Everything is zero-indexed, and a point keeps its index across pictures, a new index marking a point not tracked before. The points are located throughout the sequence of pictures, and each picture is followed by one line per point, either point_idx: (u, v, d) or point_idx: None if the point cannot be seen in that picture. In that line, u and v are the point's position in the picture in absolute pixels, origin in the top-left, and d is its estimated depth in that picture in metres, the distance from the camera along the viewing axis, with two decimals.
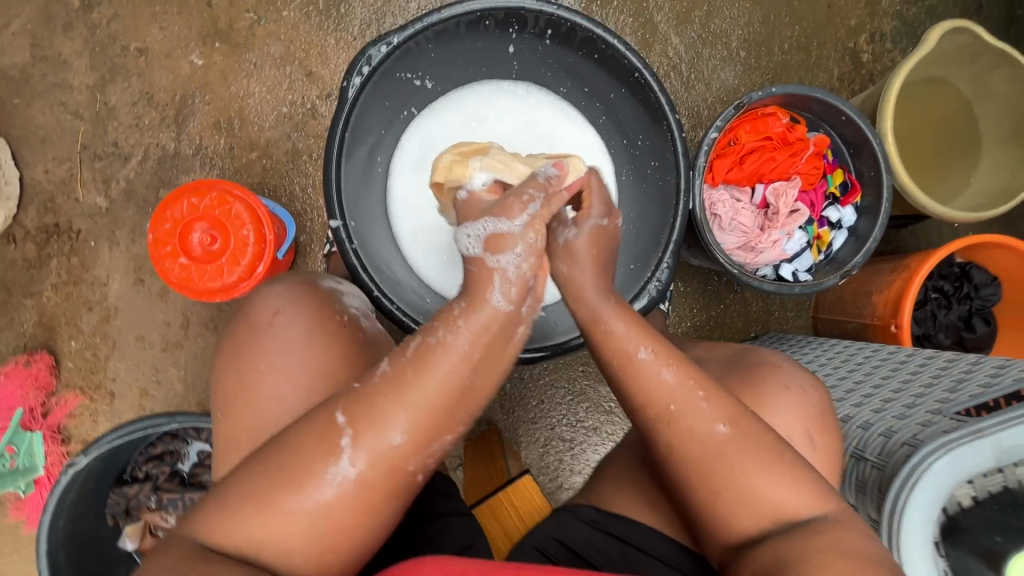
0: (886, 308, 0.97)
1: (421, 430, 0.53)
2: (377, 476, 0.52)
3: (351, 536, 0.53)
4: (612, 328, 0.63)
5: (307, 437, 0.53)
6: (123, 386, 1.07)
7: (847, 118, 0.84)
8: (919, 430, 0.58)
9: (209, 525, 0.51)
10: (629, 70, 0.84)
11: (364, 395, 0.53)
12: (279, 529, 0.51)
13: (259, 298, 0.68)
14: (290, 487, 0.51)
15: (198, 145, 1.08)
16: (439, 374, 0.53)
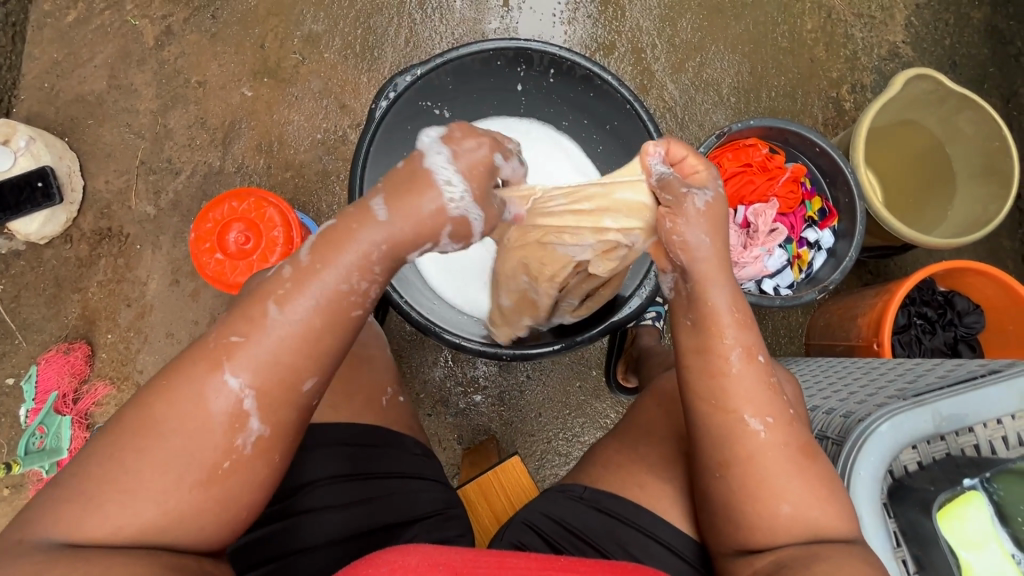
0: (868, 329, 1.01)
1: (306, 366, 0.51)
2: (280, 424, 0.51)
3: (255, 489, 0.51)
4: (723, 319, 0.59)
5: (184, 400, 0.49)
6: (149, 379, 1.15)
7: (821, 149, 0.94)
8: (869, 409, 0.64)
9: (86, 513, 0.46)
10: (622, 101, 0.96)
11: (248, 341, 0.50)
12: (168, 501, 0.47)
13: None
14: (178, 457, 0.48)
15: (240, 164, 1.22)
16: (336, 302, 0.52)
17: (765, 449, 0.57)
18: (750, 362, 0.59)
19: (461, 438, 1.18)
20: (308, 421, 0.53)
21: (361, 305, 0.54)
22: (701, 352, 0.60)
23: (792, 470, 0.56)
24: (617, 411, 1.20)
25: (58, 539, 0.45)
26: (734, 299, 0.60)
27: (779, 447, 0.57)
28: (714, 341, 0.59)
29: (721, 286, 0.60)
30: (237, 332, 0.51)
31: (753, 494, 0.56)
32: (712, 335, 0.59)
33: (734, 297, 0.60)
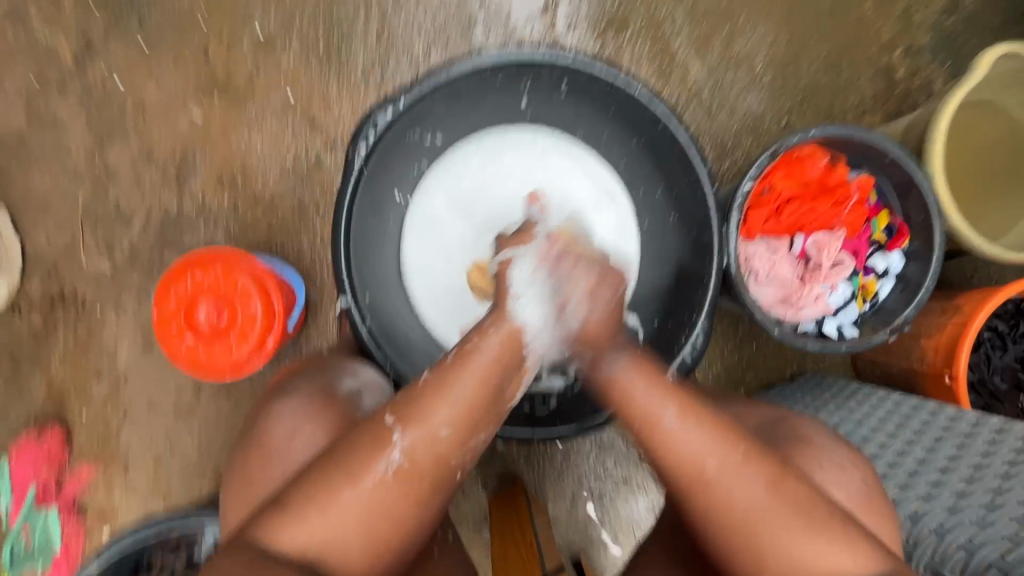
0: (938, 354, 0.89)
1: (463, 423, 0.54)
2: (423, 467, 0.53)
3: (400, 525, 0.53)
4: (636, 398, 0.58)
5: (360, 441, 0.53)
6: (136, 457, 1.03)
7: (892, 159, 0.78)
8: (976, 533, 0.56)
9: (280, 524, 0.50)
10: (654, 119, 0.77)
11: (409, 397, 0.55)
12: (337, 525, 0.51)
13: (273, 413, 0.66)
14: (347, 481, 0.52)
15: (202, 204, 1.04)
16: (481, 373, 0.56)
17: (762, 525, 0.53)
18: (684, 421, 0.56)
19: (487, 485, 1.09)
20: (445, 472, 0.55)
21: (497, 381, 0.56)
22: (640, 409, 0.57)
23: (817, 544, 0.52)
24: None
25: (258, 549, 0.49)
26: (633, 368, 0.59)
27: (778, 511, 0.53)
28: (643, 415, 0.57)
29: (637, 379, 0.58)
30: (403, 392, 0.56)
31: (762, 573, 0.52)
32: (623, 410, 0.58)
33: (634, 364, 0.60)
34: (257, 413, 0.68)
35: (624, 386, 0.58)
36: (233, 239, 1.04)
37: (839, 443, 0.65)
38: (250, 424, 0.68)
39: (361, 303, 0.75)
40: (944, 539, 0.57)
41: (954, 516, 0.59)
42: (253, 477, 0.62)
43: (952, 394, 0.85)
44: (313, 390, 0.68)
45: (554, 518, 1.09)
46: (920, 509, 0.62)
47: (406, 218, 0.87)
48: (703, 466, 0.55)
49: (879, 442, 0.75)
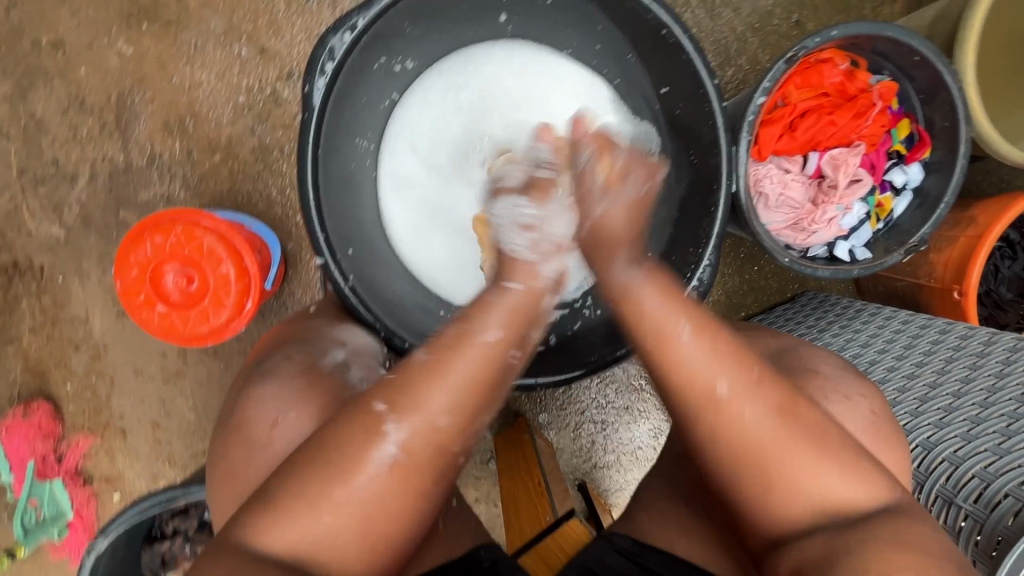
0: (947, 269, 0.86)
1: (463, 410, 0.50)
2: (423, 454, 0.49)
3: (395, 528, 0.50)
4: (647, 303, 0.54)
5: (351, 430, 0.48)
6: (133, 422, 1.01)
7: (921, 58, 0.69)
8: (991, 461, 0.56)
9: (251, 523, 0.47)
10: (655, 27, 0.67)
11: (400, 380, 0.50)
12: (332, 524, 0.47)
13: (251, 401, 0.62)
14: (338, 479, 0.48)
15: (151, 154, 0.94)
16: (478, 354, 0.50)
17: (791, 474, 0.50)
18: (700, 338, 0.52)
19: (490, 423, 1.09)
20: (444, 461, 0.50)
21: (504, 354, 0.52)
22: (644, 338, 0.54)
23: (831, 480, 0.50)
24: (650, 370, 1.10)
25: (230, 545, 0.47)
26: (650, 278, 0.56)
27: (809, 459, 0.50)
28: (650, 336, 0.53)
29: (650, 290, 0.55)
30: (393, 371, 0.51)
31: (786, 515, 0.51)
32: (634, 326, 0.55)
33: (651, 276, 0.56)
34: (237, 396, 0.64)
35: (634, 303, 0.55)
36: (193, 191, 0.94)
37: (850, 374, 0.62)
38: (231, 411, 0.63)
39: (340, 258, 0.68)
40: (957, 467, 0.58)
41: (969, 443, 0.59)
42: (235, 460, 0.59)
43: (960, 308, 0.83)
44: (294, 371, 0.63)
45: (558, 448, 1.10)
46: (933, 437, 0.62)
47: (382, 155, 0.78)
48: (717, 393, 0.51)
49: (887, 363, 0.75)
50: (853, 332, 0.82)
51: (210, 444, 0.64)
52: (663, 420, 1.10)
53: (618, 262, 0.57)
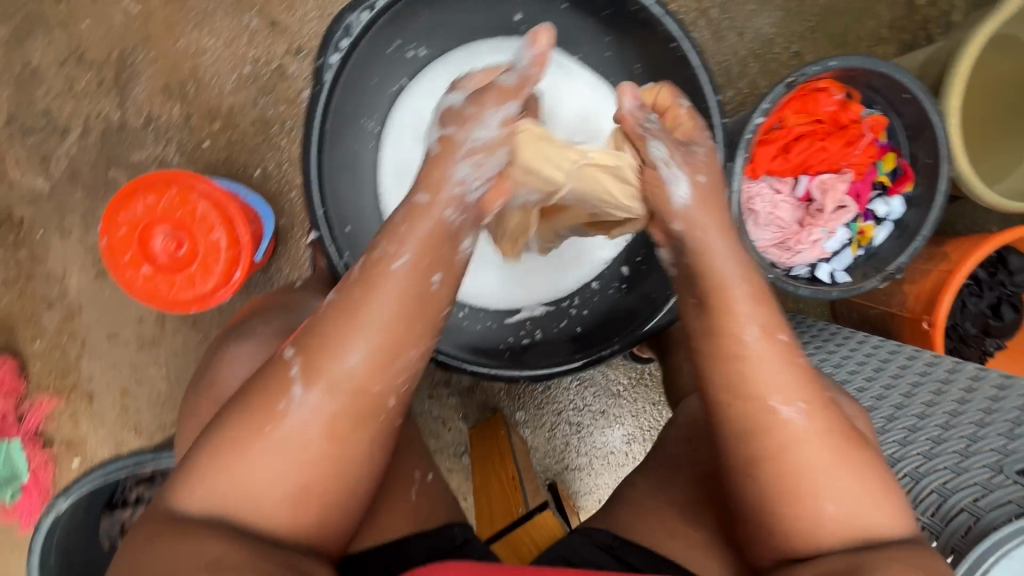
0: (919, 300, 0.89)
1: (380, 353, 0.48)
2: (339, 401, 0.47)
3: (326, 490, 0.47)
4: (733, 292, 0.54)
5: (261, 384, 0.48)
6: (101, 386, 0.98)
7: (911, 96, 0.73)
8: (948, 478, 0.57)
9: (189, 483, 0.46)
10: (665, 39, 0.69)
11: (312, 328, 0.49)
12: (250, 475, 0.45)
13: (227, 358, 0.62)
14: (252, 428, 0.46)
15: (147, 115, 0.92)
16: (393, 291, 0.49)
17: (806, 464, 0.50)
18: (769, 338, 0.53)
19: (467, 417, 1.09)
20: (364, 403, 0.48)
21: (424, 286, 0.50)
22: (711, 335, 0.54)
23: (838, 473, 0.50)
24: (629, 377, 1.11)
25: (178, 506, 0.45)
26: (742, 275, 0.55)
27: (821, 447, 0.50)
28: (725, 320, 0.54)
29: (741, 286, 0.54)
30: (308, 320, 0.51)
31: (799, 508, 0.50)
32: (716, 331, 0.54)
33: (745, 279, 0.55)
34: (214, 354, 0.65)
35: (721, 287, 0.55)
36: (187, 157, 0.93)
37: (826, 389, 0.63)
38: (207, 370, 0.63)
39: (337, 235, 0.68)
40: (918, 482, 0.59)
41: (930, 461, 0.60)
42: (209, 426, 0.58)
43: (928, 338, 0.86)
44: (270, 333, 0.63)
45: (532, 447, 1.11)
46: (897, 455, 0.64)
47: (386, 137, 0.78)
48: (782, 413, 0.51)
49: (858, 384, 0.77)
50: (827, 353, 0.85)
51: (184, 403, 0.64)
52: (638, 427, 1.11)
53: (716, 248, 0.56)
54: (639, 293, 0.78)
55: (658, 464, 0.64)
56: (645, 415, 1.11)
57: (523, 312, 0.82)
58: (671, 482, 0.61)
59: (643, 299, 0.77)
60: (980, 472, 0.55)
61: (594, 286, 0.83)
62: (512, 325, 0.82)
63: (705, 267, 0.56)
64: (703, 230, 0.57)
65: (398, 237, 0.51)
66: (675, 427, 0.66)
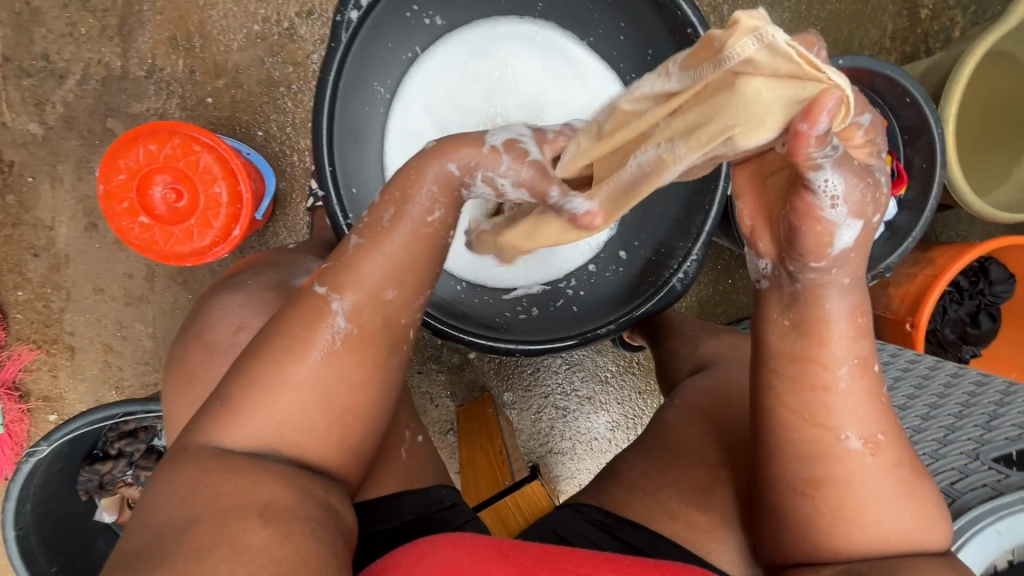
0: (903, 303, 0.92)
1: (407, 279, 0.49)
2: (372, 328, 0.47)
3: (359, 422, 0.47)
4: (834, 327, 0.45)
5: (290, 317, 0.47)
6: (84, 341, 0.96)
7: (912, 100, 0.76)
8: (927, 462, 0.59)
9: (228, 417, 0.44)
10: (681, 25, 0.70)
11: (338, 263, 0.48)
12: (291, 406, 0.44)
13: (216, 309, 0.61)
14: (289, 358, 0.45)
15: (150, 66, 0.91)
16: (413, 230, 0.49)
17: (861, 474, 0.45)
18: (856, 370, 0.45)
19: (454, 395, 1.09)
20: (394, 335, 0.48)
21: (445, 233, 0.50)
22: (796, 359, 0.46)
23: (891, 488, 0.46)
24: (617, 364, 1.12)
25: (211, 444, 0.44)
26: (847, 292, 0.44)
27: (887, 469, 0.46)
28: (816, 346, 0.45)
29: (840, 304, 0.44)
30: (329, 259, 0.49)
31: (843, 520, 0.46)
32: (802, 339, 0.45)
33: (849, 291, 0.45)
34: (201, 305, 0.64)
35: (816, 313, 0.45)
36: (189, 112, 0.91)
37: None
38: (193, 320, 0.63)
39: (343, 195, 0.68)
40: None
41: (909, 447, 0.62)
42: (200, 372, 0.57)
43: (910, 339, 0.89)
44: (260, 285, 0.63)
45: (517, 428, 1.11)
46: None
47: (395, 104, 0.78)
48: (844, 439, 0.46)
49: None
50: None
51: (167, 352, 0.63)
52: (623, 415, 1.12)
53: (839, 286, 0.44)
54: (636, 277, 0.80)
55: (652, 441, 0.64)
56: (631, 404, 1.12)
57: (521, 289, 0.83)
58: (660, 457, 0.60)
59: (641, 282, 0.78)
60: (956, 458, 0.57)
61: (590, 267, 0.84)
62: (509, 301, 0.82)
63: (812, 301, 0.44)
64: (837, 271, 0.43)
65: (414, 190, 0.49)
66: (668, 406, 0.66)
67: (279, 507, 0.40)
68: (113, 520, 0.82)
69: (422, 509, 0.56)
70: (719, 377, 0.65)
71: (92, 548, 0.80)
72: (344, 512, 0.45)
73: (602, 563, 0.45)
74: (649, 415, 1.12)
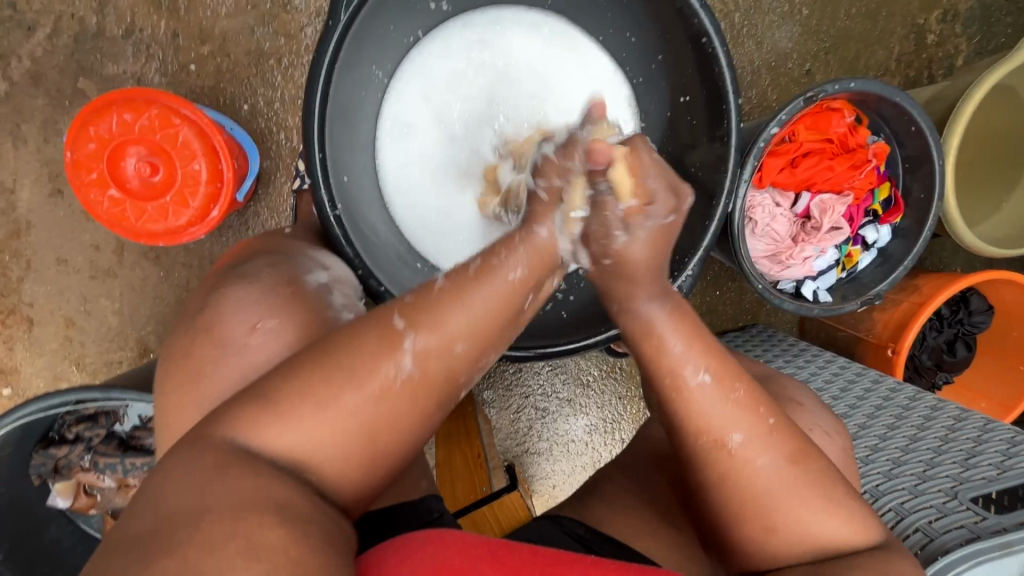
0: (886, 328, 0.93)
1: (480, 338, 0.46)
2: (432, 377, 0.44)
3: (380, 463, 0.44)
4: (664, 332, 0.50)
5: (365, 340, 0.44)
6: (43, 314, 0.90)
7: (917, 129, 0.76)
8: (906, 498, 0.59)
9: (245, 422, 0.41)
10: (695, 32, 0.67)
11: (421, 300, 0.45)
12: (329, 435, 0.42)
13: (227, 300, 0.58)
14: (349, 385, 0.42)
15: (129, 26, 0.84)
16: (501, 289, 0.46)
17: (749, 472, 0.48)
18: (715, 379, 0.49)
19: None
20: (450, 389, 0.46)
21: (523, 294, 0.48)
22: (653, 361, 0.50)
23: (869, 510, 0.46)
24: (600, 368, 1.11)
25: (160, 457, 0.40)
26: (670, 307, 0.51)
27: (763, 462, 0.48)
28: (652, 349, 0.50)
29: (671, 328, 0.50)
30: (411, 293, 0.46)
31: (748, 519, 0.48)
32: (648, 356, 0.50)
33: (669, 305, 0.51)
34: (208, 293, 0.60)
35: (646, 325, 0.51)
36: (169, 79, 0.86)
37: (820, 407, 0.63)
38: (200, 306, 0.59)
39: (332, 183, 0.65)
40: (875, 499, 0.61)
41: (889, 480, 0.62)
42: (182, 367, 0.54)
43: (890, 364, 0.90)
44: (279, 281, 0.60)
45: (496, 427, 1.10)
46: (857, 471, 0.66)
47: (392, 90, 0.74)
48: (728, 443, 0.48)
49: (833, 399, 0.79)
50: (797, 367, 0.86)
51: (168, 335, 0.60)
52: (602, 418, 1.12)
53: (646, 301, 0.51)
54: None
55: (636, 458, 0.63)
56: (613, 411, 1.12)
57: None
58: (644, 475, 0.59)
59: None
60: (937, 497, 0.57)
61: (582, 271, 0.81)
62: None
63: (634, 310, 0.51)
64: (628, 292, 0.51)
65: (508, 252, 0.48)
66: (655, 424, 0.65)
67: (272, 508, 0.37)
68: (67, 505, 0.78)
69: (413, 520, 0.53)
70: None
71: (43, 535, 0.77)
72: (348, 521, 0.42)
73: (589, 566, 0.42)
74: (628, 421, 1.11)
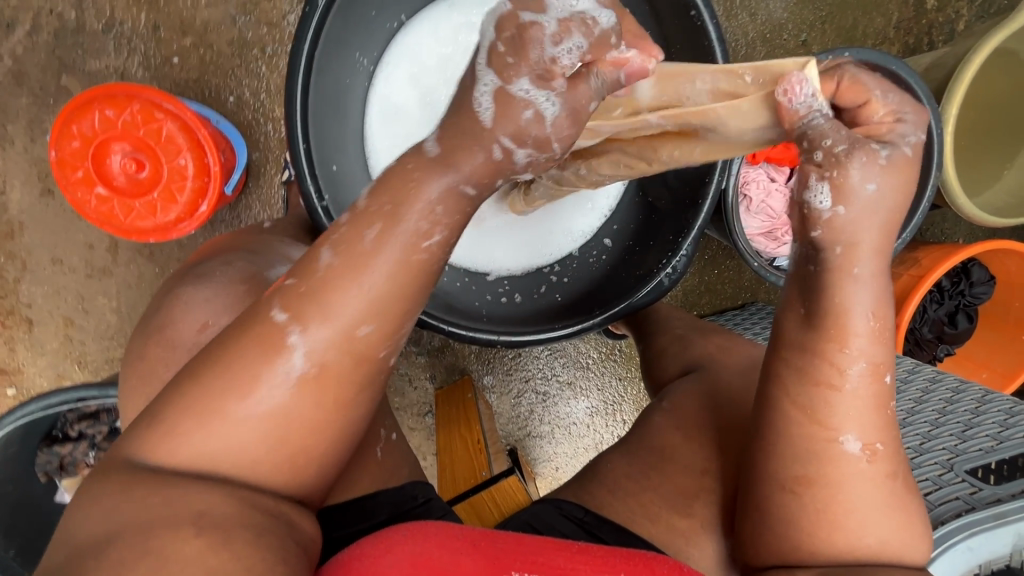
0: None
1: (386, 313, 0.42)
2: (334, 363, 0.41)
3: (320, 442, 0.42)
4: (851, 325, 0.42)
5: (245, 342, 0.41)
6: (42, 314, 0.91)
7: (914, 98, 0.74)
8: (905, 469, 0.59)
9: (191, 425, 0.40)
10: (684, 6, 0.65)
11: (306, 286, 0.42)
12: (233, 443, 0.40)
13: (180, 302, 0.58)
14: (234, 391, 0.40)
15: (109, 20, 0.83)
16: (404, 256, 0.42)
17: (853, 484, 0.45)
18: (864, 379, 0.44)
19: (434, 377, 1.07)
20: (369, 372, 0.43)
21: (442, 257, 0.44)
22: (802, 353, 0.44)
23: (875, 498, 0.45)
24: (599, 351, 1.11)
25: (146, 458, 0.40)
26: (875, 297, 0.42)
27: (850, 478, 0.45)
28: (832, 345, 0.43)
29: (868, 303, 0.42)
30: (294, 275, 0.43)
31: (830, 529, 0.45)
32: (823, 344, 0.43)
33: (877, 295, 0.42)
34: (164, 297, 0.60)
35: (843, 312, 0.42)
36: (153, 73, 0.84)
37: None
38: (152, 314, 0.60)
39: (319, 173, 0.64)
40: None
41: None
42: (161, 369, 0.54)
43: (889, 337, 0.89)
44: (233, 277, 0.59)
45: (497, 412, 1.10)
46: None
47: (376, 77, 0.72)
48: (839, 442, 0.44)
49: None
50: None
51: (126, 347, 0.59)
52: (603, 401, 1.12)
53: (854, 278, 0.42)
54: (620, 267, 0.78)
55: (634, 440, 0.63)
56: (615, 392, 1.12)
57: (501, 270, 0.80)
58: (641, 460, 0.59)
59: (631, 273, 0.76)
60: (934, 469, 0.57)
61: (575, 253, 0.81)
62: (490, 283, 0.80)
63: (824, 294, 0.42)
64: (845, 253, 0.41)
65: (407, 208, 0.42)
66: (654, 407, 0.65)
67: (223, 514, 0.37)
68: (74, 501, 0.79)
69: (397, 508, 0.55)
70: (707, 379, 0.63)
71: (54, 528, 0.78)
72: (311, 519, 0.41)
73: (574, 555, 0.42)
74: (628, 403, 1.12)
